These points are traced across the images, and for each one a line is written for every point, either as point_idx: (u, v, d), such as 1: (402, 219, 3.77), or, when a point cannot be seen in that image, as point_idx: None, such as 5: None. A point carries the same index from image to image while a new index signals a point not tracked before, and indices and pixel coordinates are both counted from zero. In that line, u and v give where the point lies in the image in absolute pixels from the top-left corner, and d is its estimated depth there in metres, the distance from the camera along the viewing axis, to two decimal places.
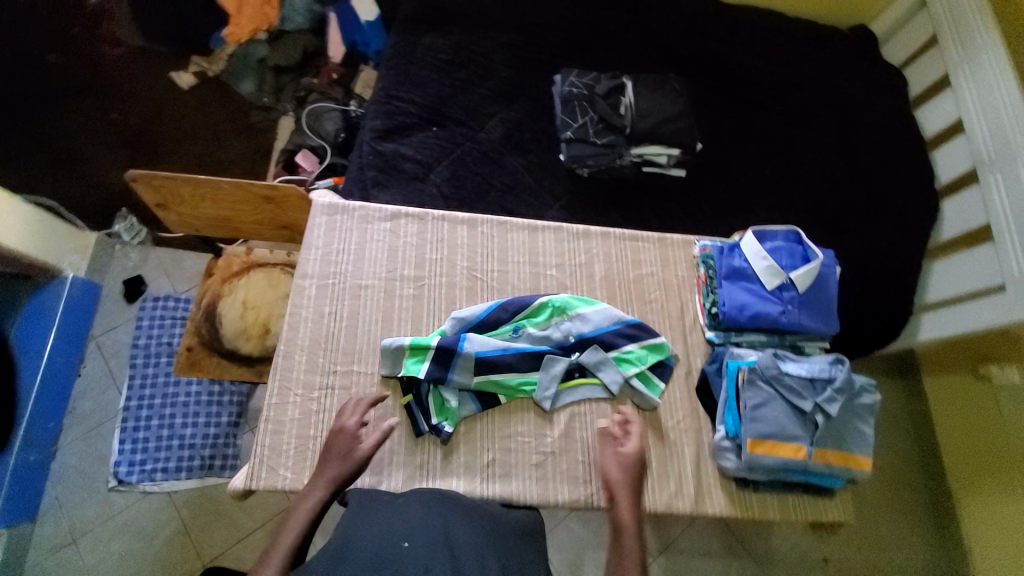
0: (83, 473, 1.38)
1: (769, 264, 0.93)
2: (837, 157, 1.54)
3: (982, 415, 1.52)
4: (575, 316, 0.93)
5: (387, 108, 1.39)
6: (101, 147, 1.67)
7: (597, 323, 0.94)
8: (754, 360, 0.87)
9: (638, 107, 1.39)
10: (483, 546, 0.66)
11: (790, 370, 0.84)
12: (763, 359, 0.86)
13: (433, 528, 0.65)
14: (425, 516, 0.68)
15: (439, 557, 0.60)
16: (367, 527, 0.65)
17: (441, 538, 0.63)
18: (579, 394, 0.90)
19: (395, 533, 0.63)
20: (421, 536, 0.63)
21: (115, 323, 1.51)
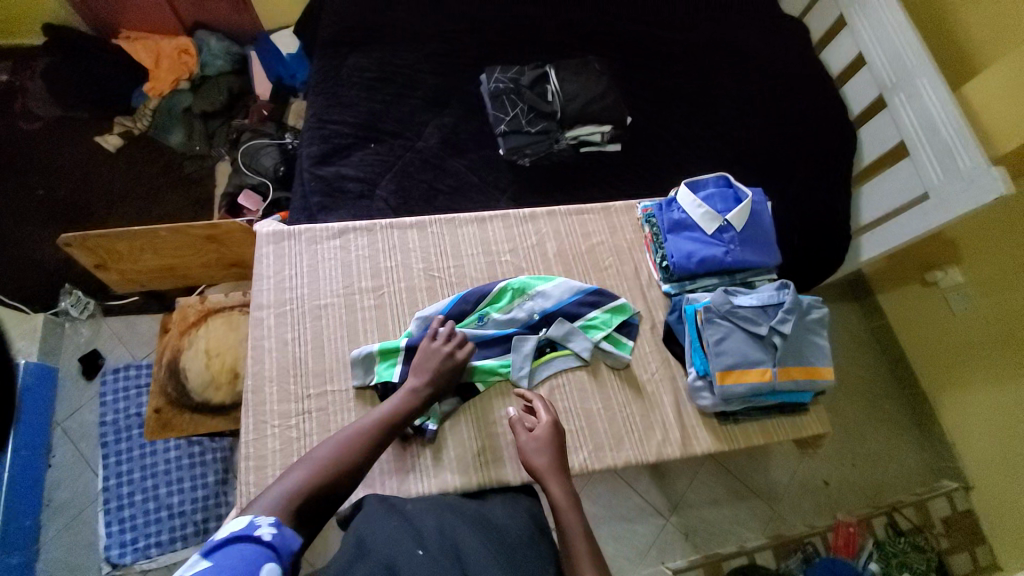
0: (69, 566, 1.31)
1: (705, 210, 0.98)
2: (757, 107, 1.63)
3: (936, 318, 1.64)
4: (535, 293, 0.96)
5: (321, 133, 1.40)
6: (32, 226, 1.60)
7: (558, 296, 0.96)
8: (708, 300, 0.92)
9: (565, 92, 1.44)
10: (492, 547, 0.66)
11: (743, 302, 0.89)
12: (717, 298, 0.90)
13: (444, 536, 0.66)
14: (436, 522, 0.68)
15: (449, 569, 0.60)
16: (383, 529, 0.66)
17: (451, 547, 0.64)
18: (555, 366, 0.93)
19: (409, 540, 0.64)
20: (434, 545, 0.64)
21: (78, 404, 1.46)
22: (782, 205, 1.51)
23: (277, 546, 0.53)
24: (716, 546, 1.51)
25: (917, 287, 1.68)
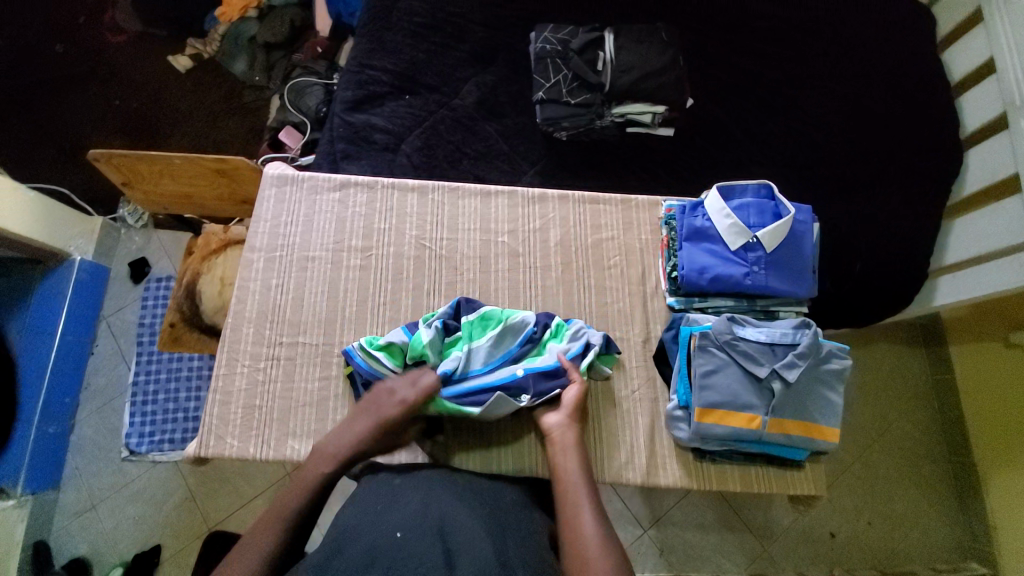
0: (99, 444, 1.50)
1: (733, 223, 0.85)
2: (848, 106, 1.39)
3: (1011, 386, 1.39)
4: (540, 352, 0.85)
5: (358, 78, 1.36)
6: (104, 135, 1.74)
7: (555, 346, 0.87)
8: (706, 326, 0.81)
9: (620, 61, 1.28)
10: (482, 530, 0.64)
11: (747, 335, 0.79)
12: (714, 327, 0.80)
13: (427, 514, 0.64)
14: (421, 500, 0.67)
15: (432, 550, 0.57)
16: (363, 521, 0.64)
17: (434, 530, 0.61)
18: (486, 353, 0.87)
19: (389, 526, 0.62)
20: (415, 526, 0.61)
21: (123, 303, 1.61)
22: (850, 226, 1.31)
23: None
24: (691, 567, 1.44)
25: (995, 346, 1.43)
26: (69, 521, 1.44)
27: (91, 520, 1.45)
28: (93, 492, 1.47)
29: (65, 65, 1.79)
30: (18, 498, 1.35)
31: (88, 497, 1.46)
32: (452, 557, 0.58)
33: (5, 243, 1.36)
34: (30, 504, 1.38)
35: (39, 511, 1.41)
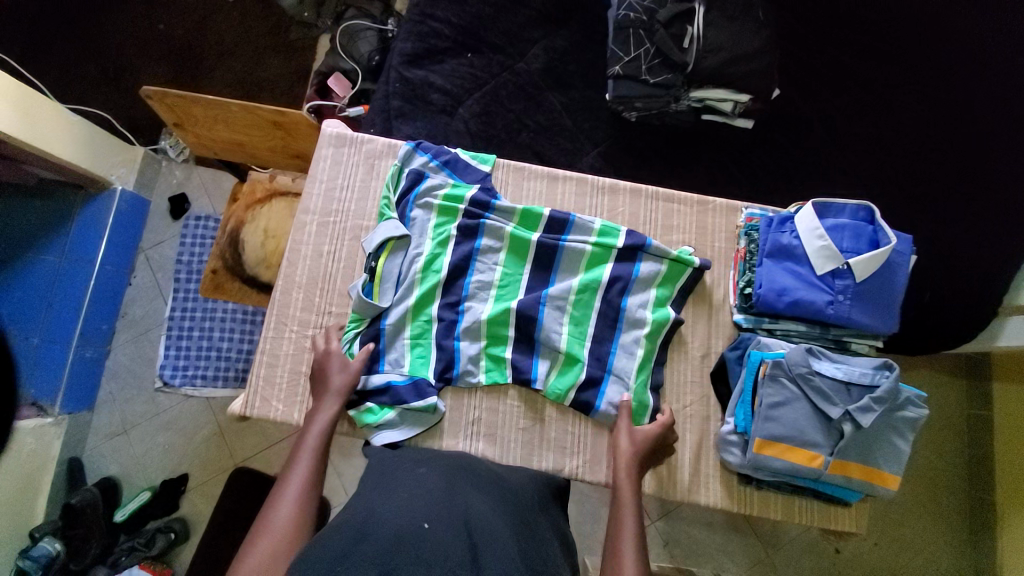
0: (133, 372, 1.54)
1: (825, 245, 0.78)
2: (954, 116, 1.25)
3: None
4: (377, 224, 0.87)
5: (419, 29, 1.26)
6: (147, 59, 1.67)
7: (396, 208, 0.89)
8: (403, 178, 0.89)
9: (708, 40, 1.15)
10: (501, 521, 0.65)
11: (432, 181, 0.88)
12: (430, 192, 0.88)
13: (452, 506, 0.64)
14: (444, 490, 0.67)
15: (459, 545, 0.57)
16: (388, 503, 0.64)
17: (459, 518, 0.62)
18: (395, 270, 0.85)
19: (417, 512, 0.61)
20: (442, 517, 0.61)
21: (162, 238, 1.61)
22: (926, 251, 1.22)
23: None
24: (692, 561, 1.47)
25: None
26: (102, 443, 1.50)
27: (123, 444, 1.50)
28: (125, 418, 1.52)
29: None
30: (56, 417, 1.40)
31: (121, 421, 1.52)
32: (477, 554, 0.58)
33: (50, 167, 1.34)
34: (67, 423, 1.43)
35: (74, 430, 1.46)
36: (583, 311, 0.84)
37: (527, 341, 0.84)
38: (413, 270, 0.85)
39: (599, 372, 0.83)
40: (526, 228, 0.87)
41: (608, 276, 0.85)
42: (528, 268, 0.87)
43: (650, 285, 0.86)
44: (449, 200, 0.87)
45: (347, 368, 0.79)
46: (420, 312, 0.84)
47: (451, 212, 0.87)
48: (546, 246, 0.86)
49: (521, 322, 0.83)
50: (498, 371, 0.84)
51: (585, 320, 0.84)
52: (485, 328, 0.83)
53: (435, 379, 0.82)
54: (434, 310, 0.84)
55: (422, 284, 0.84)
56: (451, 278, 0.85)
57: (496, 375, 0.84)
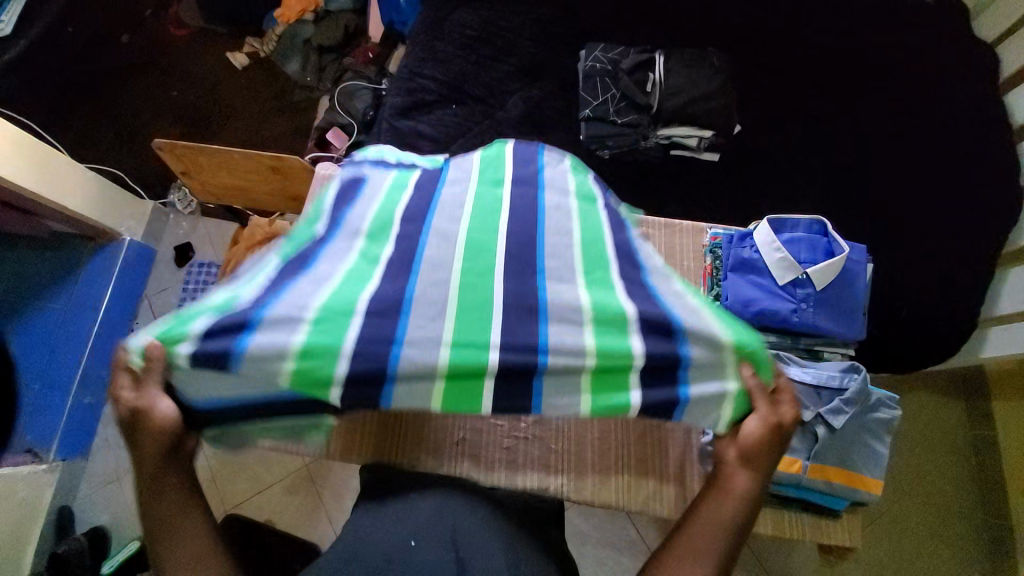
0: None
1: (783, 257, 0.83)
2: (907, 143, 1.34)
3: None
4: (303, 229, 0.71)
5: (408, 85, 1.39)
6: (161, 123, 1.81)
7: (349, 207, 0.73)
8: (358, 193, 0.76)
9: (669, 84, 1.27)
10: (492, 536, 0.66)
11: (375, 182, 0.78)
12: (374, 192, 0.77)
13: (442, 521, 0.66)
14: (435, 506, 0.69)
15: (446, 559, 0.60)
16: (375, 523, 0.66)
17: (448, 535, 0.64)
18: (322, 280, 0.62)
19: (405, 530, 0.64)
20: (429, 533, 0.64)
21: (165, 285, 1.69)
22: (896, 269, 1.26)
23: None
24: None
25: None
26: (94, 490, 1.50)
27: (115, 491, 1.50)
28: (119, 464, 1.52)
29: (132, 54, 1.88)
30: (50, 463, 1.41)
31: (114, 468, 1.52)
32: (463, 564, 0.61)
33: (66, 219, 1.44)
34: (60, 470, 1.44)
35: (68, 477, 1.47)
36: (608, 301, 0.62)
37: (518, 330, 0.60)
38: (346, 268, 0.64)
39: (668, 349, 0.59)
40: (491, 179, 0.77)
41: (606, 226, 0.71)
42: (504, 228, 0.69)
43: (652, 253, 0.73)
44: (397, 184, 0.77)
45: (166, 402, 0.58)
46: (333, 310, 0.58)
47: (393, 199, 0.74)
48: (518, 236, 0.69)
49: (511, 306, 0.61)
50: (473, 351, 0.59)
51: (614, 317, 0.61)
52: (450, 335, 0.59)
53: (337, 403, 0.57)
54: (360, 299, 0.59)
55: (356, 278, 0.63)
56: (396, 266, 0.65)
57: (466, 392, 0.59)
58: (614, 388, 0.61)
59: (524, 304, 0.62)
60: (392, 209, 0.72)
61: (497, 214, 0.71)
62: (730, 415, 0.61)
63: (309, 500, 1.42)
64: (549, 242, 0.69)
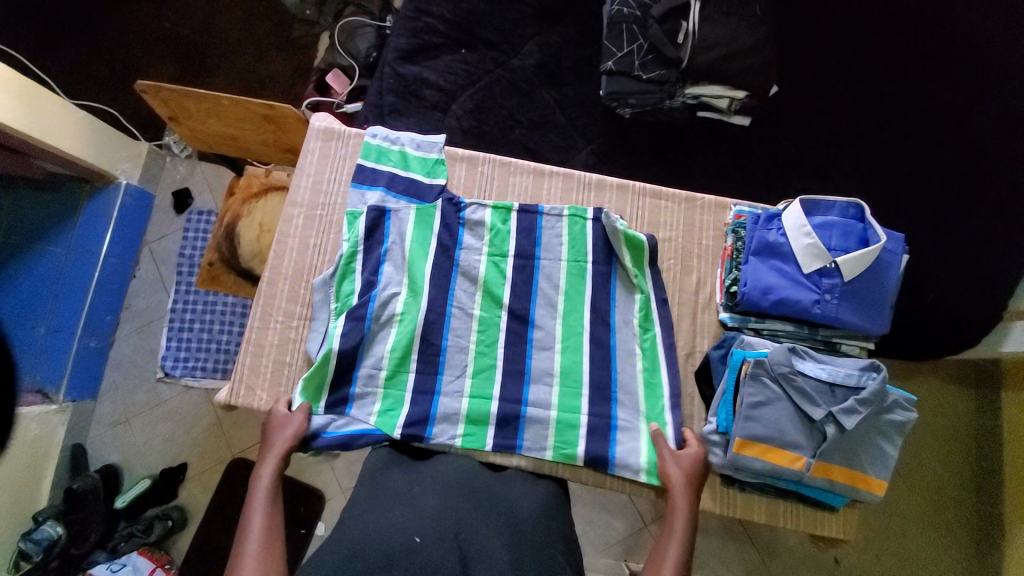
0: (136, 360, 1.58)
1: (812, 243, 0.76)
2: (960, 114, 1.21)
3: None
4: (346, 265, 0.86)
5: (414, 25, 1.27)
6: (153, 57, 1.70)
7: (388, 236, 0.88)
8: (385, 234, 0.88)
9: (704, 35, 1.13)
10: (497, 533, 0.64)
11: (396, 216, 0.89)
12: (397, 218, 0.89)
13: (445, 517, 0.64)
14: (437, 504, 0.66)
15: (449, 560, 0.59)
16: (376, 520, 0.64)
17: (451, 532, 0.62)
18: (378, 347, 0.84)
19: (407, 526, 0.62)
20: (433, 529, 0.62)
21: (166, 232, 1.66)
22: (928, 254, 1.18)
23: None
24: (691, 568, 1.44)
25: None
26: (107, 431, 1.54)
27: (125, 432, 1.54)
28: (128, 407, 1.56)
29: None
30: (60, 404, 1.44)
31: (124, 410, 1.56)
32: (467, 564, 0.60)
33: (61, 162, 1.39)
34: (71, 410, 1.47)
35: (79, 416, 1.50)
36: (572, 378, 0.85)
37: (512, 379, 0.85)
38: (394, 327, 0.85)
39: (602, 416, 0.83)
40: (500, 242, 0.90)
41: (588, 298, 0.87)
42: (506, 308, 0.88)
43: (633, 316, 0.87)
44: (423, 220, 0.89)
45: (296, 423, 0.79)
46: (398, 371, 0.84)
47: (425, 245, 0.89)
48: (518, 312, 0.87)
49: (508, 362, 0.85)
50: (484, 402, 0.84)
51: (576, 386, 0.84)
52: (468, 390, 0.85)
53: (398, 437, 0.81)
54: (414, 357, 0.84)
55: (402, 345, 0.84)
56: (427, 329, 0.85)
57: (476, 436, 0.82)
58: (565, 444, 0.82)
59: (514, 376, 0.85)
60: (422, 250, 0.88)
61: (501, 288, 0.88)
62: (647, 464, 0.80)
63: (312, 451, 1.45)
64: (539, 311, 0.88)
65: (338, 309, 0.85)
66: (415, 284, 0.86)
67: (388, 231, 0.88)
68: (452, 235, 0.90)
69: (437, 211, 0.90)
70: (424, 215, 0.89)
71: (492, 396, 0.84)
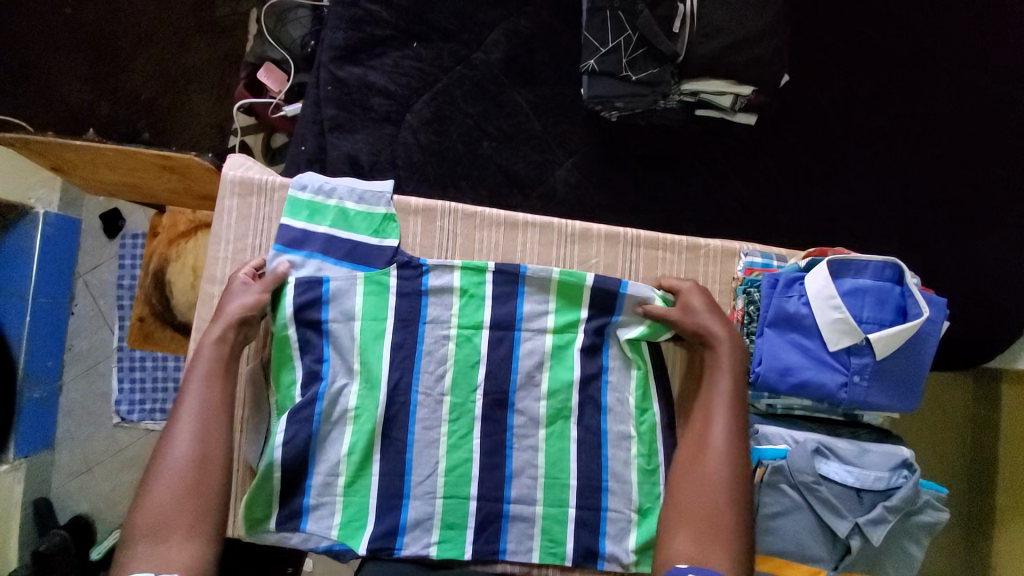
0: (87, 407, 1.44)
1: (842, 318, 0.65)
2: (998, 101, 1.04)
3: None
4: (280, 353, 0.73)
5: (352, 14, 1.04)
6: (56, 51, 1.42)
7: (330, 312, 0.74)
8: (323, 308, 0.74)
9: (703, 20, 0.93)
10: None
11: (337, 287, 0.74)
12: (341, 288, 0.74)
13: None
14: None
15: None
16: None
17: None
18: (329, 442, 0.72)
19: None
20: None
21: (99, 261, 1.47)
22: (963, 269, 1.03)
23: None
24: None
25: None
26: (68, 482, 1.42)
27: (89, 481, 1.43)
28: (88, 455, 1.43)
29: None
30: (12, 463, 1.31)
31: (83, 459, 1.43)
32: None
33: None
34: (25, 467, 1.34)
35: (36, 471, 1.38)
36: (558, 470, 0.74)
37: (493, 476, 0.73)
38: (350, 424, 0.73)
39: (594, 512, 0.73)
40: (472, 310, 0.76)
41: (578, 376, 0.75)
42: (482, 392, 0.75)
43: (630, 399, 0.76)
44: (375, 286, 0.75)
45: (250, 291, 0.73)
46: (357, 473, 0.72)
47: (379, 317, 0.75)
48: (495, 397, 0.74)
49: (488, 456, 0.73)
50: (459, 506, 0.73)
51: (564, 479, 0.74)
52: (442, 491, 0.73)
53: (365, 552, 0.71)
54: (375, 459, 0.73)
55: (364, 443, 0.72)
56: (389, 423, 0.73)
57: (451, 543, 0.72)
58: (553, 544, 0.73)
59: (495, 472, 0.73)
60: (372, 328, 0.74)
61: (474, 370, 0.75)
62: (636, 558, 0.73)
63: None
64: (520, 395, 0.75)
65: (279, 404, 0.74)
66: (368, 372, 0.73)
67: (329, 305, 0.74)
68: (413, 306, 0.75)
69: (392, 278, 0.75)
70: (376, 281, 0.75)
71: (469, 495, 0.73)
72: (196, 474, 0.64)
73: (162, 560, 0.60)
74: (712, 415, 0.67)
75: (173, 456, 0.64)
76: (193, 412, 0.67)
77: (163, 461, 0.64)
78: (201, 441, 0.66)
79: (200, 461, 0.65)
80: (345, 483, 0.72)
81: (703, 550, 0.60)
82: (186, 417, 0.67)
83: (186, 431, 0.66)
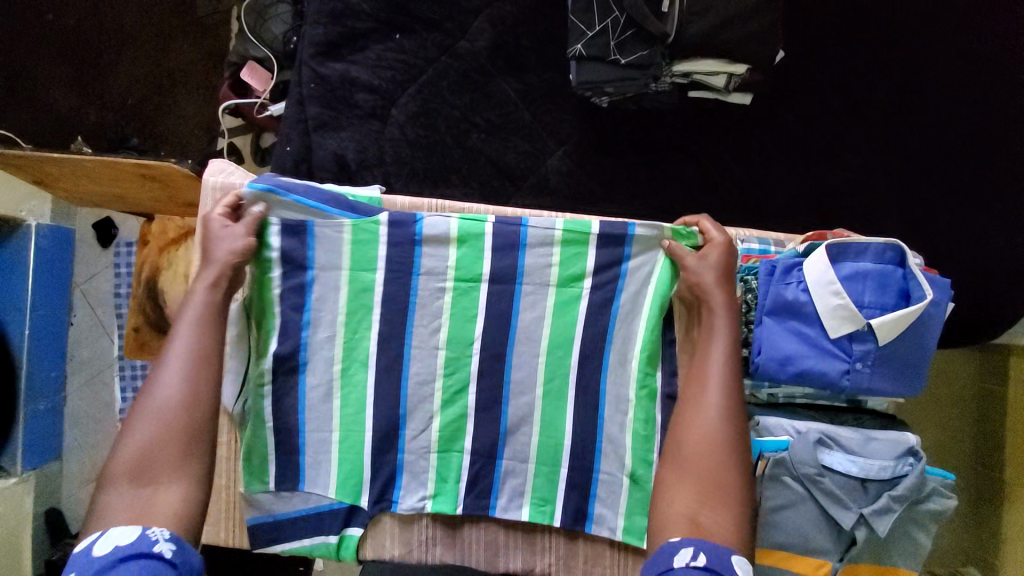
0: (93, 416, 1.45)
1: (843, 304, 0.63)
2: (1005, 68, 1.00)
3: None
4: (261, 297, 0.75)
5: (331, 7, 1.00)
6: (39, 58, 1.40)
7: (318, 259, 0.75)
8: (308, 252, 0.75)
9: None
10: None
11: (326, 235, 0.75)
12: (331, 238, 0.75)
13: None
14: None
15: None
16: None
17: None
18: (321, 393, 0.75)
19: None
20: None
21: (95, 270, 1.46)
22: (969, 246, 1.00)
23: (177, 563, 0.56)
24: None
25: None
26: (78, 490, 1.44)
27: None
28: (97, 463, 1.44)
29: None
30: (21, 474, 1.33)
31: (92, 467, 1.44)
32: None
33: None
34: (34, 478, 1.36)
35: (46, 481, 1.39)
36: (553, 429, 0.76)
37: None
38: (337, 377, 0.76)
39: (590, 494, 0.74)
40: (467, 268, 0.76)
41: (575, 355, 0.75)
42: (478, 355, 0.76)
43: (634, 343, 0.76)
44: (364, 235, 0.75)
45: (237, 236, 0.71)
46: (353, 424, 0.76)
47: (369, 268, 0.75)
48: None
49: None
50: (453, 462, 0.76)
51: (556, 446, 0.76)
52: (436, 444, 0.76)
53: (366, 506, 0.75)
54: (370, 423, 0.75)
55: (353, 396, 0.76)
56: (383, 377, 0.76)
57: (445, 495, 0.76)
58: (543, 502, 0.76)
59: None
60: (361, 280, 0.75)
61: (470, 347, 0.76)
62: (624, 523, 0.75)
63: None
64: (515, 379, 0.76)
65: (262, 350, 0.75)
66: (361, 324, 0.75)
67: (317, 253, 0.75)
68: (407, 262, 0.75)
69: (382, 220, 0.75)
70: (365, 230, 0.75)
71: (463, 452, 0.76)
72: (184, 417, 0.63)
73: (145, 505, 0.59)
74: (709, 367, 0.65)
75: (160, 397, 0.64)
76: (182, 357, 0.66)
77: (150, 408, 0.63)
78: (193, 385, 0.65)
79: (187, 407, 0.64)
80: (340, 434, 0.76)
81: (702, 505, 0.60)
82: (175, 358, 0.66)
83: (176, 375, 0.65)
